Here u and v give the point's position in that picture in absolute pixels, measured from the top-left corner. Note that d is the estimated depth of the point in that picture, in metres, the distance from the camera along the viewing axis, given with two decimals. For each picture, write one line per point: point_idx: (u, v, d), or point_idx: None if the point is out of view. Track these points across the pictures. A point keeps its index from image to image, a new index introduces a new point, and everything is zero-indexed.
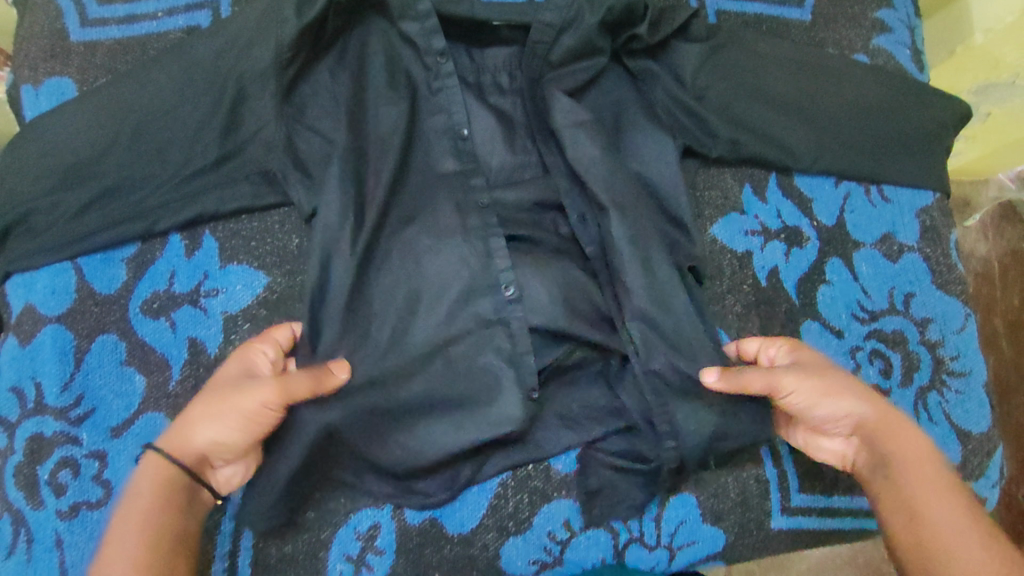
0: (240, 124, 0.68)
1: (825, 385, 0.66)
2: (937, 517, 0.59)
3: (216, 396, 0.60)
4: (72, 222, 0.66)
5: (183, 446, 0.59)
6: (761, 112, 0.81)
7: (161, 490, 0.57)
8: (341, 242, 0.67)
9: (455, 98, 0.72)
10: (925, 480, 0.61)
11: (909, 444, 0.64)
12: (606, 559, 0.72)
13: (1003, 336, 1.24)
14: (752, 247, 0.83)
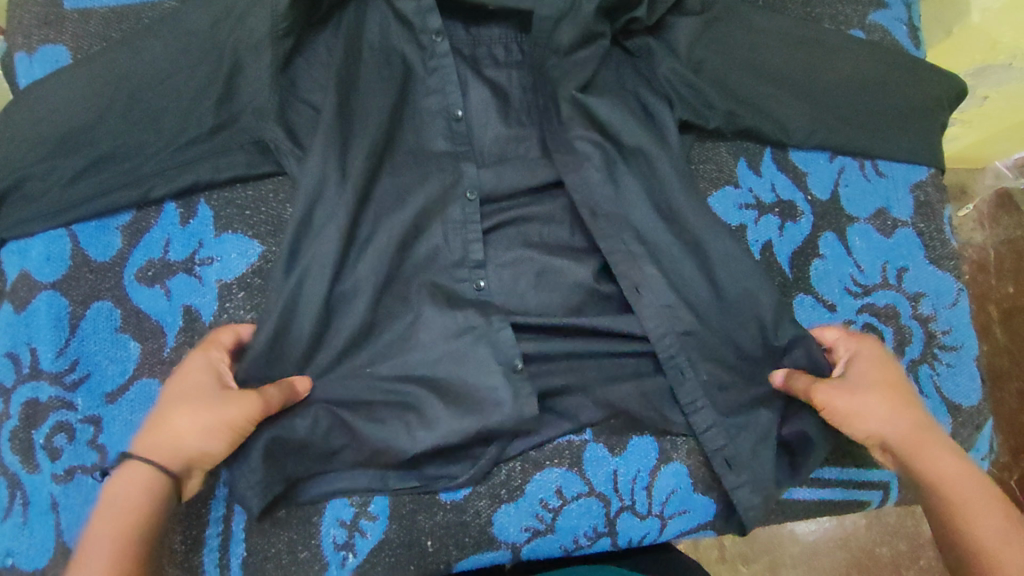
0: (236, 93, 0.68)
1: (871, 403, 0.68)
2: (989, 536, 0.62)
3: (190, 403, 0.59)
4: (66, 189, 0.66)
5: (164, 454, 0.57)
6: (756, 86, 0.82)
7: (142, 502, 0.56)
8: (336, 211, 0.69)
9: (450, 80, 0.74)
10: (977, 506, 0.64)
11: (947, 466, 0.66)
12: (598, 527, 0.72)
13: (998, 324, 1.29)
14: (746, 221, 0.83)
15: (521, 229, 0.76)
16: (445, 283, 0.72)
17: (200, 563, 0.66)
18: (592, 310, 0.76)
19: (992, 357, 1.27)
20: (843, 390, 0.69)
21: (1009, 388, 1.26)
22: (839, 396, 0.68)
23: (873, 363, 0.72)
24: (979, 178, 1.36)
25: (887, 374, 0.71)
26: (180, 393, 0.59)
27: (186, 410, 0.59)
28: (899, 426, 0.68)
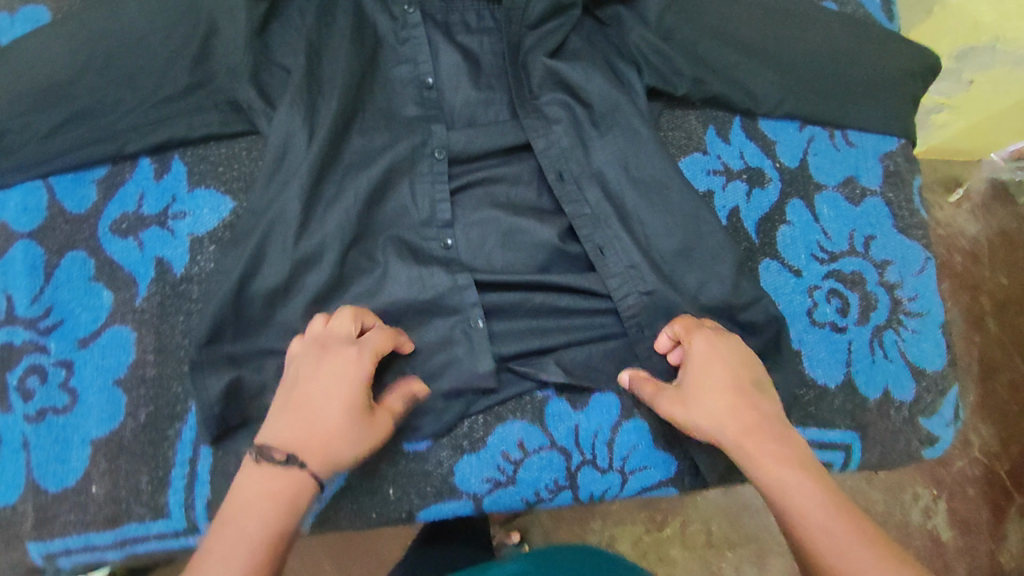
0: (211, 55, 0.70)
1: (705, 412, 0.67)
2: (818, 539, 0.56)
3: (355, 421, 0.61)
4: (41, 143, 0.68)
5: (326, 470, 0.58)
6: (726, 55, 0.82)
7: (300, 514, 0.56)
8: (301, 168, 0.70)
9: (421, 48, 0.76)
10: (807, 508, 0.58)
11: (779, 472, 0.61)
12: (558, 480, 0.74)
13: (991, 315, 1.36)
14: (714, 186, 0.84)
15: (488, 190, 0.78)
16: (413, 243, 0.74)
17: (166, 502, 0.66)
18: (556, 269, 0.78)
19: (986, 349, 1.34)
20: (677, 405, 0.69)
21: (1000, 378, 1.33)
22: (672, 409, 0.69)
23: (705, 360, 0.69)
24: (976, 172, 1.43)
25: (721, 374, 0.68)
26: (348, 407, 0.60)
27: (347, 433, 0.60)
28: (727, 434, 0.65)
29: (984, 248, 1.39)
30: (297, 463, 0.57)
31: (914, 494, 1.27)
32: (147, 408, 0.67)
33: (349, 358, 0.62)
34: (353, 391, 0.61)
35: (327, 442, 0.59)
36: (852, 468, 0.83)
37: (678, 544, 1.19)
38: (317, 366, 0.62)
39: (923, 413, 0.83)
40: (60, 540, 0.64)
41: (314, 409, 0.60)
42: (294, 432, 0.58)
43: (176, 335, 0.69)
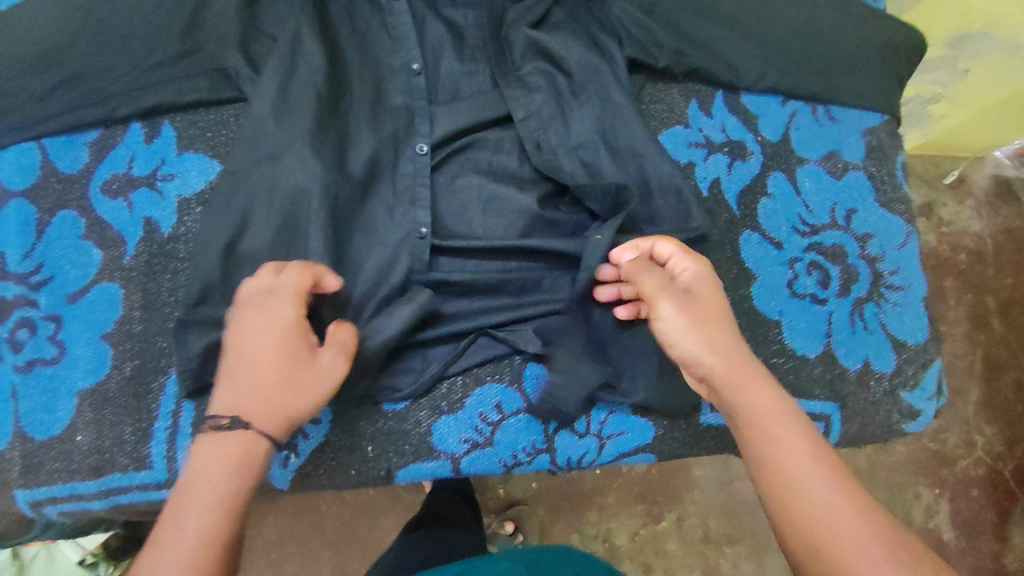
0: (202, 22, 0.72)
1: (705, 325, 0.62)
2: (798, 464, 0.54)
3: (291, 377, 0.58)
4: (36, 104, 0.71)
5: (273, 425, 0.56)
6: (708, 28, 0.83)
7: (253, 473, 0.54)
8: (284, 129, 0.72)
9: (406, 21, 0.77)
10: (793, 434, 0.56)
11: (763, 405, 0.58)
12: (535, 443, 0.75)
13: (995, 314, 1.40)
14: (695, 158, 0.85)
15: (470, 156, 0.79)
16: (396, 207, 0.75)
17: (148, 453, 0.67)
18: (536, 235, 0.79)
19: (991, 349, 1.39)
20: (680, 311, 0.62)
21: (1006, 378, 1.37)
22: (673, 314, 0.62)
23: (704, 282, 0.66)
24: (980, 167, 1.48)
25: (716, 298, 0.65)
26: (290, 361, 0.58)
27: (286, 386, 0.57)
28: (723, 350, 0.61)
29: (989, 247, 1.44)
30: (240, 424, 0.55)
31: (916, 493, 1.31)
32: (132, 362, 0.68)
33: (286, 310, 0.59)
34: (294, 343, 0.59)
35: (270, 398, 0.56)
36: (833, 441, 0.83)
37: (674, 538, 1.23)
38: (255, 323, 0.59)
39: (904, 386, 0.83)
40: (45, 488, 0.66)
41: (256, 365, 0.57)
42: (235, 390, 0.56)
43: (162, 293, 0.70)
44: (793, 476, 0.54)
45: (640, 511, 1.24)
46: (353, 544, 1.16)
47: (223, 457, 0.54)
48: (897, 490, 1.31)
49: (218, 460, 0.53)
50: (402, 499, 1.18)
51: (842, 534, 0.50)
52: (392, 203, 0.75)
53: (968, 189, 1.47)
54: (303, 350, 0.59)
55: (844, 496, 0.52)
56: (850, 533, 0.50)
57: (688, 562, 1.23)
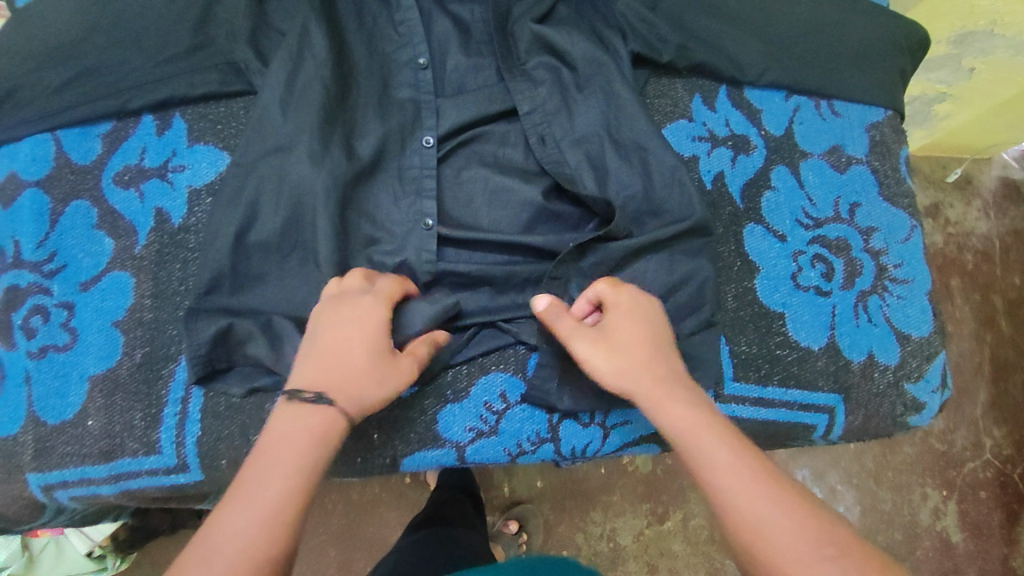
0: (213, 18, 0.74)
1: (624, 360, 0.65)
2: (718, 477, 0.56)
3: (382, 367, 0.63)
4: (51, 96, 0.72)
5: (354, 408, 0.60)
6: (712, 24, 0.84)
7: (331, 447, 0.57)
8: (292, 120, 0.73)
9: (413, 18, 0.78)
10: (712, 448, 0.57)
11: (691, 421, 0.60)
12: (540, 432, 0.75)
13: (1003, 315, 1.41)
14: (698, 152, 0.86)
15: (476, 149, 0.80)
16: (402, 198, 0.76)
17: (158, 439, 0.68)
18: (541, 227, 0.80)
19: (998, 350, 1.39)
20: (597, 350, 0.65)
21: (1013, 380, 1.37)
22: (591, 353, 0.66)
23: (628, 312, 0.67)
24: (987, 168, 1.49)
25: (642, 326, 0.67)
26: (376, 351, 0.62)
27: (372, 374, 0.62)
28: (641, 379, 0.64)
29: (996, 248, 1.44)
30: (328, 400, 0.58)
31: (923, 494, 1.31)
32: (143, 349, 0.69)
33: (376, 305, 0.65)
34: (380, 335, 0.63)
35: (355, 381, 0.60)
36: (836, 433, 0.83)
37: (679, 538, 1.24)
38: (344, 312, 0.63)
39: (908, 378, 0.83)
40: (57, 472, 0.67)
41: (345, 350, 0.61)
42: (322, 371, 0.60)
43: (172, 282, 0.71)
44: (712, 495, 0.55)
45: (645, 511, 1.24)
46: (358, 543, 1.17)
47: (308, 427, 0.57)
48: (904, 491, 1.31)
49: (302, 429, 0.56)
50: (407, 497, 1.19)
51: (762, 542, 0.52)
52: (398, 194, 0.76)
53: (976, 190, 1.47)
54: (387, 343, 0.63)
55: (765, 503, 0.54)
56: (769, 539, 0.52)
57: (693, 561, 1.24)
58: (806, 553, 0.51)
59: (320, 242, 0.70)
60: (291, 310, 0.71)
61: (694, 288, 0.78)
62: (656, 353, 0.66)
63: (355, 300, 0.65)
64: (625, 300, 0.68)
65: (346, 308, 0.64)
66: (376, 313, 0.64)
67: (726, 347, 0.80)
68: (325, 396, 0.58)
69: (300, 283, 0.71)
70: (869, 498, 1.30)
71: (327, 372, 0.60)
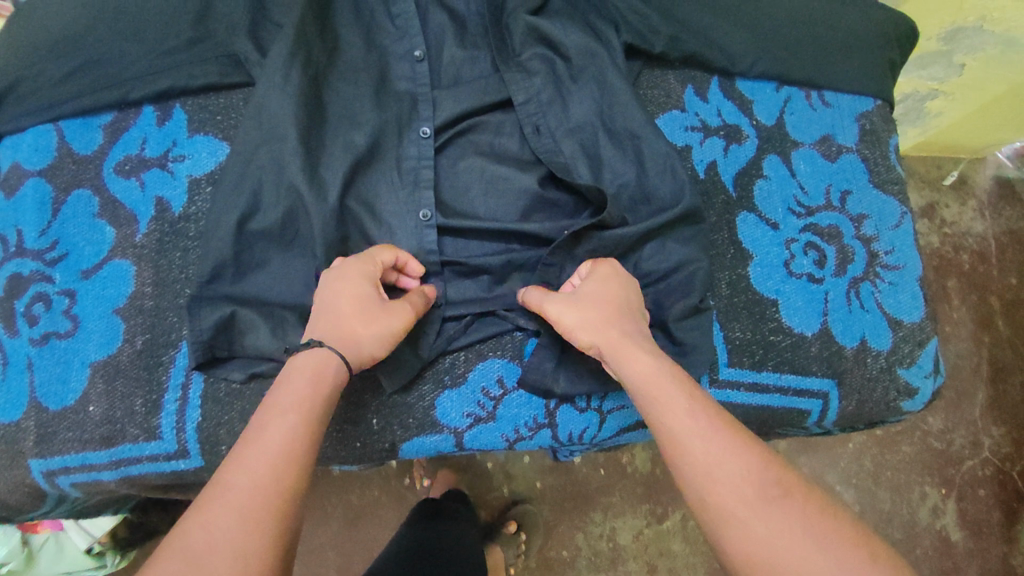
0: (212, 10, 0.75)
1: (594, 314, 0.66)
2: (675, 427, 0.56)
3: (368, 312, 0.63)
4: (55, 87, 0.74)
5: (345, 348, 0.60)
6: (701, 17, 0.85)
7: (326, 392, 0.57)
8: (283, 104, 0.73)
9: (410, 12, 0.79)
10: (669, 393, 0.58)
11: (650, 367, 0.61)
12: (537, 418, 0.76)
13: (1000, 315, 1.41)
14: (691, 142, 0.87)
15: (472, 139, 0.82)
16: (398, 187, 0.77)
17: (158, 425, 0.68)
18: (537, 215, 0.81)
19: (996, 351, 1.40)
20: (568, 308, 0.67)
21: (1013, 380, 1.38)
22: (562, 309, 0.67)
23: (599, 279, 0.71)
24: (982, 169, 1.50)
25: (613, 292, 0.69)
26: (358, 293, 0.63)
27: (361, 319, 0.62)
28: (608, 333, 0.64)
29: (992, 248, 1.46)
30: (315, 343, 0.60)
31: (922, 493, 1.32)
32: (144, 335, 0.70)
33: (358, 258, 0.66)
34: (365, 281, 0.64)
35: (343, 324, 0.61)
36: (830, 417, 0.84)
37: (678, 538, 1.24)
38: (332, 271, 0.66)
39: (900, 363, 0.84)
40: (58, 458, 0.68)
41: (332, 301, 0.63)
42: (315, 324, 0.62)
43: (173, 270, 0.72)
44: (667, 435, 0.56)
45: (644, 511, 1.24)
46: (357, 545, 1.17)
47: (299, 372, 0.58)
48: (903, 490, 1.32)
49: (294, 374, 0.57)
50: (407, 499, 1.19)
51: (713, 487, 0.51)
52: (395, 182, 0.77)
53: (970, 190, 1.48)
54: (373, 290, 0.64)
55: (721, 452, 0.53)
56: (719, 484, 0.51)
57: (693, 561, 1.24)
58: (753, 497, 0.50)
59: (319, 228, 0.71)
60: (289, 295, 0.72)
61: (687, 274, 0.79)
62: (625, 311, 0.68)
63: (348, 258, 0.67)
64: (603, 271, 0.72)
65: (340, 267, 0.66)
66: (364, 266, 0.65)
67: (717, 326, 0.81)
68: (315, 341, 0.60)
69: (300, 270, 0.73)
70: (868, 497, 1.31)
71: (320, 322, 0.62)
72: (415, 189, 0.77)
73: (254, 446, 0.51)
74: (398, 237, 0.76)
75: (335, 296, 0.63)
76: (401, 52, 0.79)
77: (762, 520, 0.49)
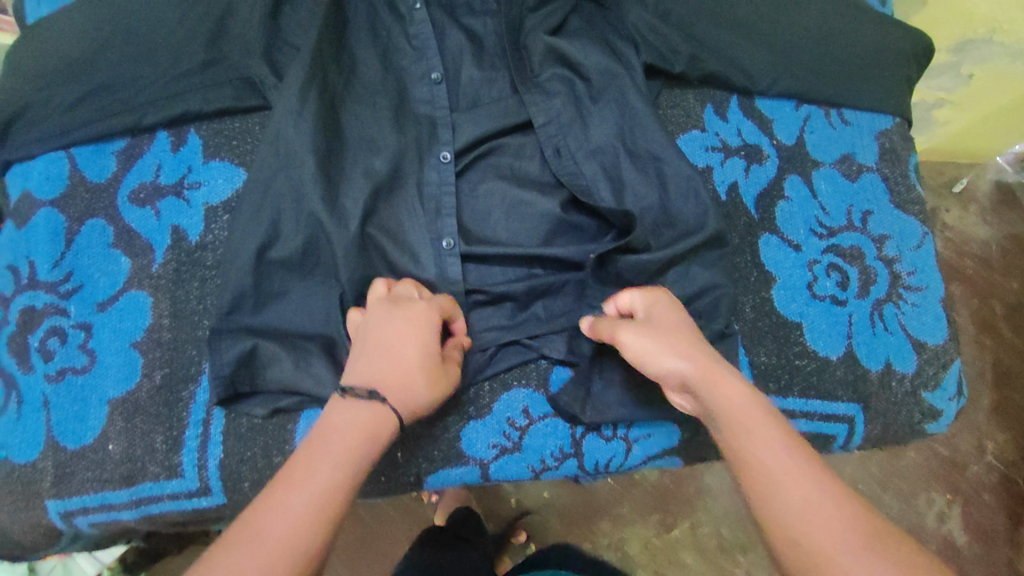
0: (226, 33, 0.72)
1: (677, 342, 0.59)
2: (779, 467, 0.51)
3: (432, 370, 0.61)
4: (65, 114, 0.71)
5: (404, 409, 0.58)
6: (723, 36, 0.83)
7: (379, 448, 0.55)
8: (298, 132, 0.70)
9: (428, 36, 0.75)
10: (769, 430, 0.53)
11: (743, 398, 0.55)
12: (563, 447, 0.75)
13: (1001, 318, 1.39)
14: (712, 162, 0.86)
15: (493, 162, 0.80)
16: (419, 215, 0.74)
17: (179, 462, 0.67)
18: (560, 239, 0.79)
19: (1000, 354, 1.37)
20: (646, 335, 0.60)
21: (1016, 384, 1.34)
22: (639, 337, 0.60)
23: (668, 304, 0.65)
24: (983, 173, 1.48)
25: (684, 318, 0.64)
26: (428, 352, 0.61)
27: (425, 376, 0.60)
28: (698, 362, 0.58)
29: (995, 254, 1.44)
30: (379, 397, 0.56)
31: (929, 499, 1.27)
32: (162, 369, 0.69)
33: (426, 310, 0.64)
34: (433, 338, 0.62)
35: (409, 382, 0.59)
36: (856, 441, 0.83)
37: (691, 550, 1.21)
38: (397, 316, 0.62)
39: (925, 386, 0.84)
40: (77, 498, 0.67)
41: (398, 352, 0.60)
42: (374, 371, 0.58)
43: (190, 301, 0.71)
44: (771, 475, 0.50)
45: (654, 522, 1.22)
46: (363, 563, 1.12)
47: (352, 424, 0.55)
48: (909, 497, 1.27)
49: (347, 426, 0.54)
50: (416, 513, 1.15)
51: (817, 533, 0.47)
52: (415, 210, 0.74)
53: (966, 196, 1.46)
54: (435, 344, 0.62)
55: (825, 496, 0.49)
56: (830, 534, 0.47)
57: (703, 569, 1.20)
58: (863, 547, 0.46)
59: (341, 260, 0.70)
60: (312, 328, 0.70)
61: (712, 299, 0.78)
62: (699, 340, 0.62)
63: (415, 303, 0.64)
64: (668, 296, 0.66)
65: (402, 312, 0.62)
66: (428, 318, 0.63)
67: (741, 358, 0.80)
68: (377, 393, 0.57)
69: (321, 300, 0.71)
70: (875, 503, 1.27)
71: (382, 372, 0.58)
72: (437, 218, 0.75)
73: (303, 482, 0.51)
74: (421, 267, 0.73)
75: (399, 346, 0.60)
76: (420, 74, 0.76)
77: (866, 568, 0.45)
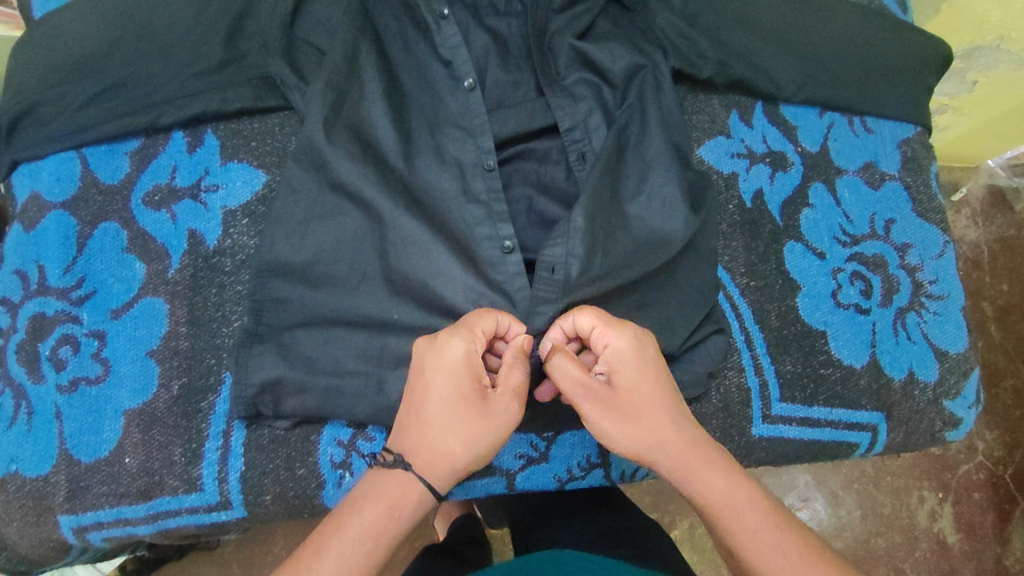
0: (244, 32, 0.70)
1: (637, 420, 0.61)
2: (771, 567, 0.56)
3: (467, 424, 0.58)
4: (76, 113, 0.69)
5: (434, 471, 0.58)
6: (750, 41, 0.82)
7: (400, 519, 0.56)
8: (322, 138, 0.68)
9: (455, 44, 0.70)
10: (757, 524, 0.58)
11: (724, 483, 0.60)
12: (591, 457, 0.74)
13: (992, 321, 1.31)
14: (737, 169, 0.86)
15: (518, 167, 0.78)
16: (476, 225, 0.69)
17: (199, 476, 0.66)
18: None
19: (988, 353, 1.29)
20: (605, 409, 0.60)
21: (1005, 384, 1.27)
22: (598, 411, 0.60)
23: (632, 363, 0.61)
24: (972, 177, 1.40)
25: (644, 369, 0.62)
26: (459, 404, 0.58)
27: (460, 432, 0.58)
28: (663, 447, 0.60)
29: (984, 255, 1.35)
30: (404, 464, 0.57)
31: (920, 497, 1.21)
32: (180, 380, 0.68)
33: (456, 348, 0.58)
34: (463, 387, 0.58)
35: (438, 442, 0.58)
36: (877, 449, 0.83)
37: (686, 547, 1.15)
38: (428, 362, 0.59)
39: (947, 395, 0.84)
40: (91, 513, 0.65)
41: (428, 409, 0.58)
42: (402, 430, 0.59)
43: (208, 308, 0.69)
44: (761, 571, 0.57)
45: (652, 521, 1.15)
46: None
47: (379, 495, 0.57)
48: (901, 494, 1.21)
49: (372, 500, 0.56)
50: None
51: None
52: (473, 216, 0.69)
53: (963, 199, 1.38)
54: (471, 393, 0.58)
55: None
56: None
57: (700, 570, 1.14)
58: None
59: (365, 268, 0.69)
60: (336, 340, 0.67)
61: None
62: (665, 408, 0.62)
63: (433, 341, 0.60)
64: (632, 349, 0.62)
65: (432, 362, 0.59)
66: (451, 359, 0.58)
67: (726, 305, 0.80)
68: (405, 459, 0.58)
69: (340, 308, 0.67)
70: (868, 502, 1.21)
71: (412, 433, 0.58)
72: (490, 224, 0.69)
73: (322, 556, 0.54)
74: (479, 280, 0.68)
75: (431, 405, 0.58)
76: (452, 87, 0.71)
77: None
